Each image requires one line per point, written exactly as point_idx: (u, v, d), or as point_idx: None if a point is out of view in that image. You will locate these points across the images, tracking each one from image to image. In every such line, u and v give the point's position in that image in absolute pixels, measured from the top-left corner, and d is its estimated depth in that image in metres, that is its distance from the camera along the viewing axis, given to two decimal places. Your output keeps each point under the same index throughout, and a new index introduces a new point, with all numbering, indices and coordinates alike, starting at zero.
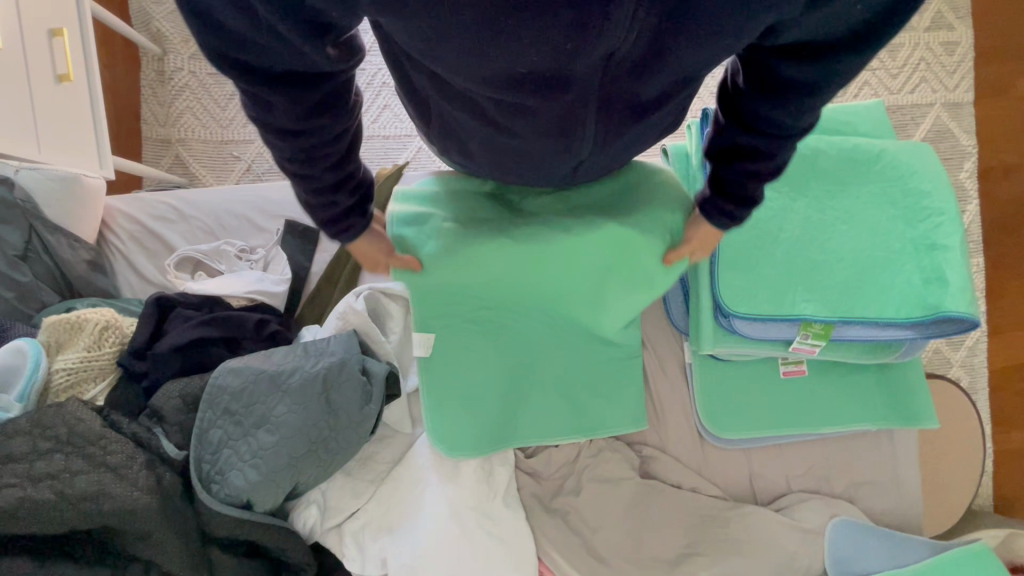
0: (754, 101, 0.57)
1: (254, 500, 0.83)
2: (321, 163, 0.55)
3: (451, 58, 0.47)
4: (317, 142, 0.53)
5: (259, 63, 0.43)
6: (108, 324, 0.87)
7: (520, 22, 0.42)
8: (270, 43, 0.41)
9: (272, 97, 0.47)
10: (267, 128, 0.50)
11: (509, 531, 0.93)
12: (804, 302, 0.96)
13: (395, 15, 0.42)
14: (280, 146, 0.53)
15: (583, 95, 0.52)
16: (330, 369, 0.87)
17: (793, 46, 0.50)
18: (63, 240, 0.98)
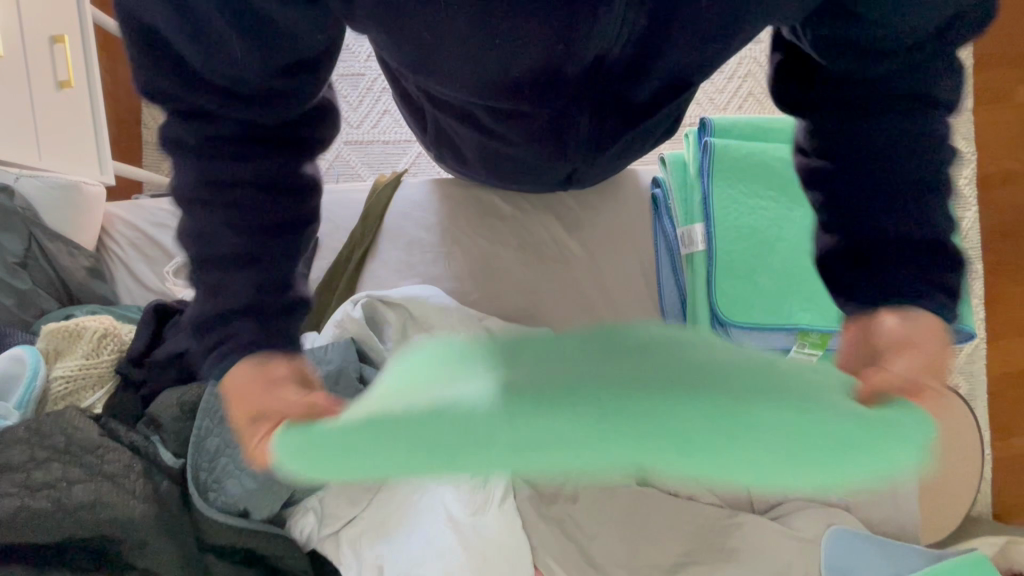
0: (852, 141, 0.51)
1: (250, 508, 0.82)
2: (230, 229, 0.43)
3: (441, 70, 0.49)
4: (233, 196, 0.43)
5: (187, 63, 0.39)
6: (107, 331, 0.88)
7: (512, 27, 0.43)
8: (212, 54, 0.38)
9: (212, 121, 0.41)
10: (189, 189, 0.43)
11: (508, 541, 0.90)
12: (800, 312, 0.96)
13: (378, 28, 0.43)
14: (189, 191, 0.43)
15: (576, 97, 0.54)
16: (328, 377, 0.87)
17: (883, 56, 0.48)
18: (63, 247, 0.97)
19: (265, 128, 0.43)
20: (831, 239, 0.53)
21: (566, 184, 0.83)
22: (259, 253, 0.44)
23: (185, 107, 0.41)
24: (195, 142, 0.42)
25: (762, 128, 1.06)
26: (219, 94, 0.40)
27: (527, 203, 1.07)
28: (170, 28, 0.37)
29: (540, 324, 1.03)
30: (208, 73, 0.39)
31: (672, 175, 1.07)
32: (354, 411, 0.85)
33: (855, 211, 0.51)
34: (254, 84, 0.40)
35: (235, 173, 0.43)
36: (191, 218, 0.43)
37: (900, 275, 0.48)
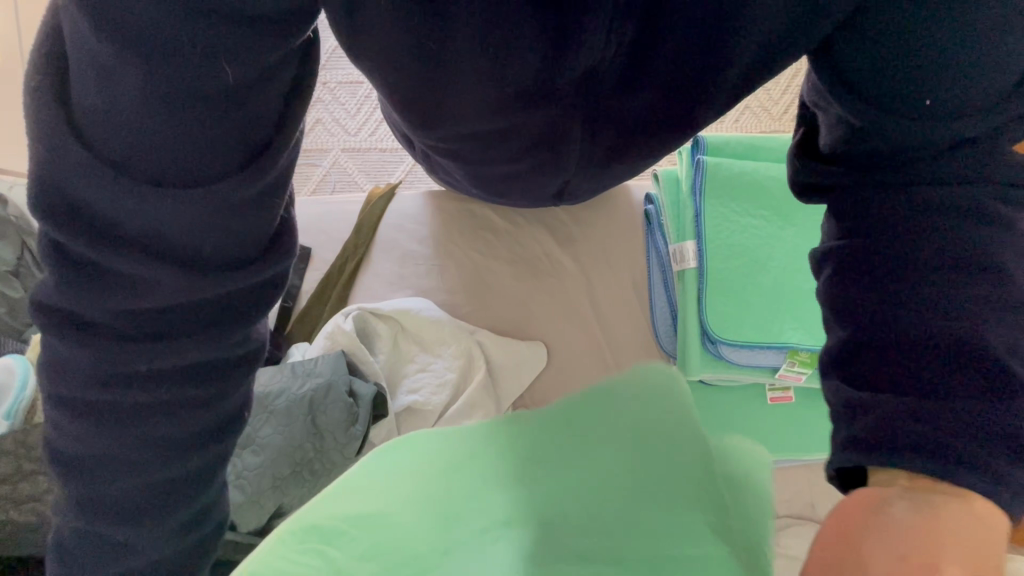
0: (877, 207, 0.39)
1: (238, 521, 0.82)
2: (159, 379, 0.33)
3: (444, 93, 0.49)
4: (168, 335, 0.32)
5: (121, 135, 0.27)
6: None
7: (505, 35, 0.43)
8: (148, 115, 0.27)
9: (115, 239, 0.29)
10: (72, 322, 0.31)
11: None
12: (790, 330, 0.97)
13: (373, 54, 0.43)
14: (97, 349, 0.31)
15: (568, 108, 0.53)
16: (316, 390, 0.89)
17: (907, 145, 0.39)
18: None
19: (215, 249, 0.31)
20: (840, 343, 0.38)
21: (559, 200, 0.82)
22: (185, 452, 0.35)
23: (104, 214, 0.29)
24: (111, 259, 0.29)
25: (756, 146, 1.07)
26: (155, 177, 0.28)
27: (521, 217, 1.07)
28: (109, 86, 0.26)
29: (532, 338, 1.03)
30: (145, 144, 0.28)
31: (666, 192, 1.08)
32: (343, 434, 0.88)
33: (851, 289, 0.39)
34: (213, 158, 0.29)
35: (145, 302, 0.31)
36: (102, 393, 0.32)
37: (913, 390, 0.34)
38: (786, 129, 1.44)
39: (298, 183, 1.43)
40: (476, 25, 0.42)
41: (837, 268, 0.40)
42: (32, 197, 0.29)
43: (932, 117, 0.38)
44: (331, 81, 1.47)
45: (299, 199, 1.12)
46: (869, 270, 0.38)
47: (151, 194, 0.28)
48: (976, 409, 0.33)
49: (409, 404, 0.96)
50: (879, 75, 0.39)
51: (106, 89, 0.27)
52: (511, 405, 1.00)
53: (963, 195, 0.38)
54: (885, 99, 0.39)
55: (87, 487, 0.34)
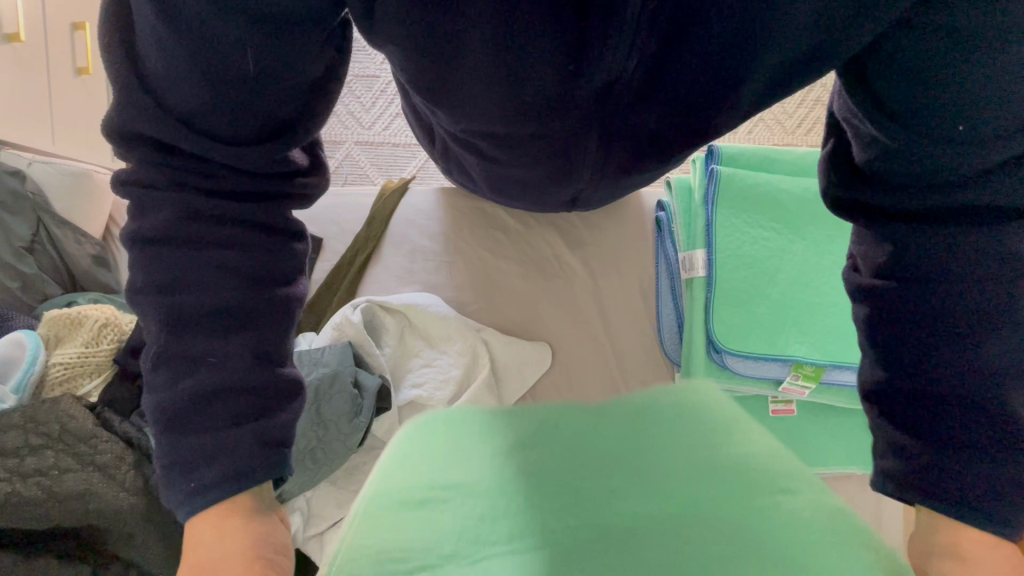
0: (912, 242, 0.40)
1: None
2: (225, 284, 0.37)
3: (456, 90, 0.48)
4: (217, 251, 0.36)
5: (182, 92, 0.32)
6: (108, 321, 0.87)
7: (525, 46, 0.42)
8: (206, 79, 0.32)
9: (184, 170, 0.35)
10: (142, 235, 0.36)
11: None
12: (796, 343, 0.97)
13: (392, 42, 0.42)
14: (162, 264, 0.36)
15: (583, 126, 0.53)
16: (322, 379, 0.89)
17: (936, 179, 0.40)
18: (71, 233, 0.96)
19: (248, 185, 0.37)
20: (874, 378, 0.43)
21: (570, 207, 0.82)
22: (255, 383, 0.37)
23: (165, 149, 0.35)
24: (170, 187, 0.35)
25: (771, 158, 1.07)
26: (209, 131, 0.34)
27: (533, 219, 1.08)
28: (169, 60, 0.31)
29: (537, 338, 1.04)
30: (201, 104, 0.33)
31: (677, 199, 1.07)
32: (350, 421, 0.89)
33: (877, 331, 0.42)
34: (244, 124, 0.34)
35: (216, 218, 0.36)
36: (177, 302, 0.36)
37: (964, 449, 0.38)
38: (798, 144, 1.45)
39: None
40: (494, 22, 0.41)
41: (873, 306, 0.43)
42: (111, 126, 0.35)
43: (960, 152, 0.38)
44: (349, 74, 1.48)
45: None
46: (908, 316, 0.40)
47: (205, 143, 0.34)
48: (1005, 460, 0.37)
49: (412, 399, 0.97)
50: (906, 102, 0.39)
51: (168, 50, 0.31)
52: None
53: (992, 234, 0.38)
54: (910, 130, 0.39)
55: (173, 401, 0.36)
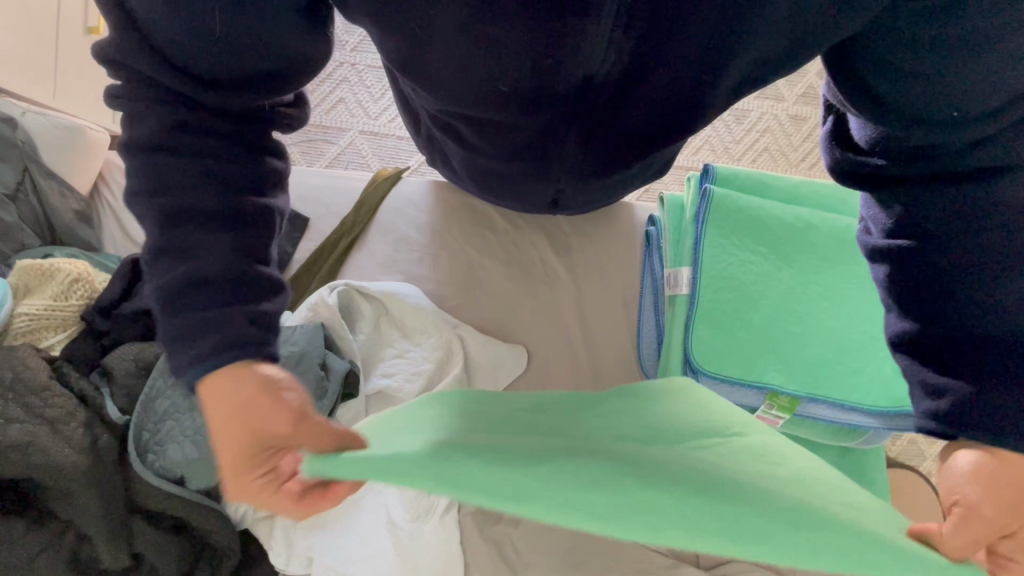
0: (912, 207, 0.47)
1: (188, 476, 0.81)
2: (209, 193, 0.42)
3: (435, 73, 0.48)
4: (200, 157, 0.41)
5: (165, 42, 0.38)
6: (80, 276, 0.86)
7: (501, 35, 0.42)
8: (184, 34, 0.37)
9: (168, 100, 0.40)
10: (132, 143, 0.41)
11: (438, 553, 0.92)
12: (772, 371, 0.94)
13: (364, 13, 0.42)
14: (148, 163, 0.41)
15: (564, 115, 0.53)
16: (288, 357, 0.88)
17: (936, 153, 0.45)
18: (55, 186, 0.96)
19: (225, 112, 0.42)
20: (895, 324, 0.49)
21: (551, 208, 0.82)
22: (241, 272, 0.43)
23: (139, 74, 0.40)
24: (156, 107, 0.40)
25: (765, 183, 1.06)
26: (190, 76, 0.40)
27: (523, 221, 1.07)
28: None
29: (514, 341, 1.03)
30: (181, 55, 0.38)
31: (669, 216, 1.05)
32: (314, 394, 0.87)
33: (895, 286, 0.49)
34: (220, 74, 0.40)
35: (195, 130, 0.41)
36: (170, 202, 0.41)
37: (975, 378, 0.44)
38: None
39: (311, 158, 1.44)
40: (464, 12, 0.41)
41: (890, 264, 0.49)
42: (105, 58, 0.40)
43: (950, 133, 0.44)
44: (361, 63, 1.48)
45: (303, 167, 1.11)
46: (917, 268, 0.47)
47: (168, 72, 0.39)
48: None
49: (381, 388, 0.95)
50: (885, 92, 0.45)
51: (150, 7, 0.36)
52: None
53: (985, 186, 0.44)
54: (894, 116, 0.46)
55: (169, 289, 0.42)
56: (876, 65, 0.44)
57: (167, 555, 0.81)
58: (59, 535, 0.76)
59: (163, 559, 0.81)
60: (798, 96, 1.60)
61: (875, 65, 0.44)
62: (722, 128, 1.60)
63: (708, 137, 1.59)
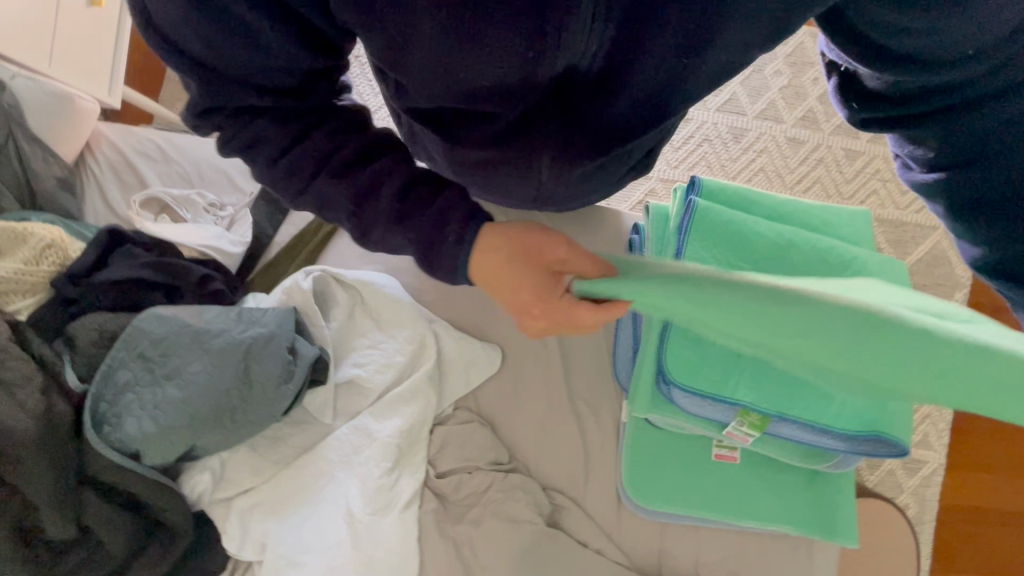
0: (952, 135, 0.46)
1: (143, 451, 0.80)
2: (345, 148, 0.49)
3: (412, 73, 0.47)
4: (321, 132, 0.48)
5: (236, 66, 0.42)
6: (54, 243, 0.85)
7: (483, 27, 0.42)
8: (244, 52, 0.41)
9: (270, 110, 0.46)
10: (269, 166, 0.48)
11: (394, 549, 0.91)
12: (743, 389, 0.92)
13: (352, 19, 0.41)
14: (296, 160, 0.48)
15: (548, 99, 0.54)
16: (256, 339, 0.85)
17: (956, 80, 0.44)
18: (39, 151, 0.96)
19: (307, 98, 0.47)
20: (976, 252, 0.47)
21: (535, 205, 0.82)
22: (410, 178, 0.51)
23: (232, 109, 0.45)
24: (266, 124, 0.46)
25: (749, 200, 1.06)
26: (264, 85, 0.44)
27: (508, 221, 1.06)
28: (199, 32, 0.40)
29: (489, 341, 1.05)
30: (251, 72, 0.43)
31: (653, 225, 1.04)
32: (279, 376, 0.84)
33: (961, 214, 0.47)
34: (287, 75, 0.44)
35: (296, 122, 0.47)
36: (333, 176, 0.49)
37: None
38: None
39: None
40: (441, 9, 0.41)
41: (947, 197, 0.48)
42: (197, 116, 0.46)
43: (969, 62, 0.43)
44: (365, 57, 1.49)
45: None
46: (979, 193, 0.46)
47: (250, 91, 0.44)
48: None
49: (351, 377, 0.99)
50: (891, 41, 0.44)
51: (210, 38, 0.40)
52: (453, 403, 1.03)
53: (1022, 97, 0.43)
54: (913, 61, 0.44)
55: (395, 220, 0.50)
56: (872, 24, 0.43)
57: (114, 530, 0.80)
58: (4, 501, 0.76)
59: (110, 534, 0.80)
60: (796, 120, 1.60)
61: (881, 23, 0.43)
62: (719, 146, 1.60)
63: (705, 154, 1.59)
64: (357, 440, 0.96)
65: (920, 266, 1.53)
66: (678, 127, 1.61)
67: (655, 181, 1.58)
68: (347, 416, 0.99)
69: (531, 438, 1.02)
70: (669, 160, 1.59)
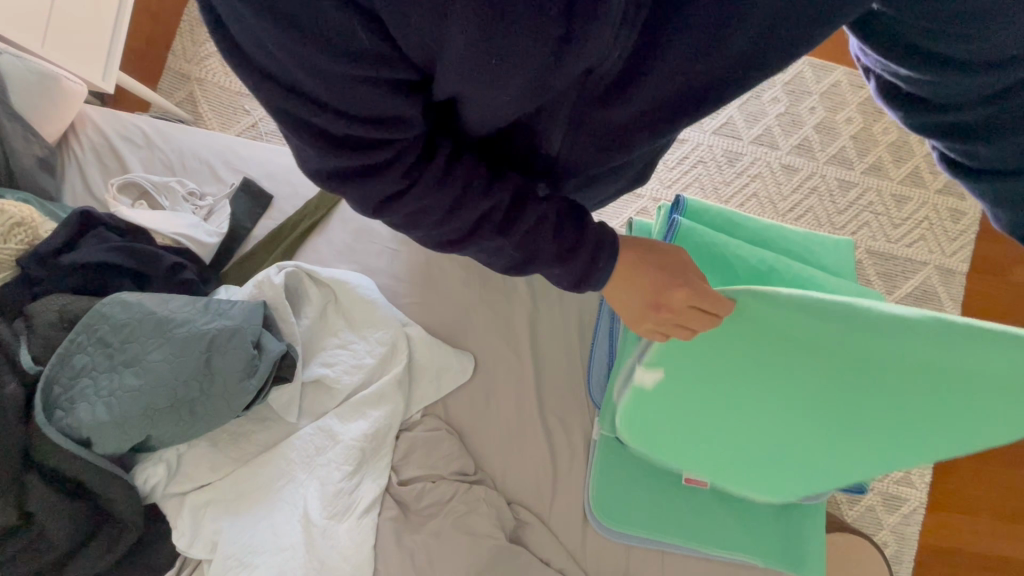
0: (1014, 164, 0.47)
1: (96, 439, 0.79)
2: (502, 189, 0.45)
3: (429, 86, 0.37)
4: (475, 178, 0.43)
5: (343, 98, 0.33)
6: (23, 221, 0.85)
7: (513, 37, 0.33)
8: (347, 73, 0.32)
9: (414, 162, 0.39)
10: (439, 229, 0.44)
11: (349, 556, 0.88)
12: None
13: (379, 26, 0.31)
14: (463, 215, 0.43)
15: (553, 107, 0.46)
16: (220, 330, 0.83)
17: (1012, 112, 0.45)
18: (20, 130, 0.95)
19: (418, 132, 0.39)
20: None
21: None
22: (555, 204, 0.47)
23: (371, 165, 0.38)
24: (400, 179, 0.39)
25: (734, 223, 1.06)
26: (376, 119, 0.35)
27: None
28: (305, 61, 0.31)
29: (464, 348, 1.04)
30: (357, 103, 0.33)
31: None
32: (240, 368, 0.82)
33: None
34: (399, 100, 0.35)
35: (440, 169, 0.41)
36: (495, 223, 0.45)
37: None
38: None
39: None
40: (474, 18, 0.31)
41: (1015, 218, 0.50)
42: (323, 174, 0.38)
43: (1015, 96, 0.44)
44: None
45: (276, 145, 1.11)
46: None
47: (367, 127, 0.35)
48: None
49: (318, 376, 0.97)
50: (952, 52, 0.43)
51: (299, 63, 0.31)
52: (422, 410, 1.01)
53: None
54: (961, 69, 0.44)
55: (558, 254, 0.48)
56: (945, 42, 0.43)
57: (57, 518, 0.78)
58: None
59: (53, 521, 0.78)
60: (792, 147, 1.60)
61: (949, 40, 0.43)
62: (713, 169, 1.59)
63: (699, 176, 1.59)
64: (320, 441, 0.94)
65: (909, 300, 1.51)
66: (673, 147, 1.61)
67: (646, 200, 1.57)
68: (312, 416, 0.97)
69: (498, 451, 1.00)
70: (662, 179, 1.59)
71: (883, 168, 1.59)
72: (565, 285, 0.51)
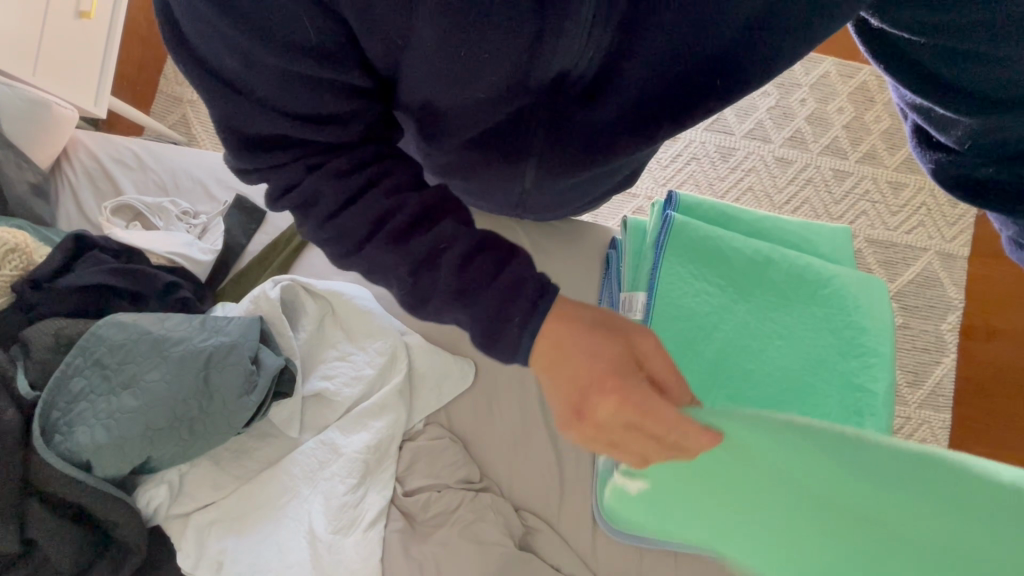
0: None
1: (95, 463, 0.78)
2: (409, 196, 0.43)
3: (407, 77, 0.41)
4: (384, 181, 0.43)
5: (279, 93, 0.37)
6: (17, 246, 0.85)
7: (477, 29, 0.37)
8: (284, 70, 0.36)
9: (325, 157, 0.41)
10: (325, 225, 0.42)
11: (356, 569, 0.87)
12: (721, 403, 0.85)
13: (352, 16, 0.35)
14: (354, 213, 0.42)
15: (532, 109, 0.49)
16: (218, 347, 0.83)
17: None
18: (13, 157, 0.96)
19: (362, 131, 0.43)
20: None
21: (519, 210, 0.78)
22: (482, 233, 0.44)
23: (287, 149, 0.40)
24: (307, 172, 0.41)
25: (729, 216, 1.05)
26: (308, 117, 0.39)
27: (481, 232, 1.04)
28: (241, 49, 0.34)
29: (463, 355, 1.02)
30: (288, 99, 0.37)
31: (631, 240, 1.01)
32: (238, 384, 0.82)
33: None
34: (331, 102, 0.39)
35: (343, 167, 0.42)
36: (394, 230, 0.42)
37: None
38: None
39: None
40: (442, 13, 0.36)
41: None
42: (239, 159, 0.41)
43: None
44: None
45: None
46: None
47: (290, 122, 0.38)
48: None
49: (318, 391, 0.96)
50: (949, 74, 0.44)
51: (237, 56, 0.35)
52: (424, 419, 1.00)
53: None
54: (962, 93, 0.44)
55: (459, 283, 0.42)
56: (935, 53, 0.43)
57: (60, 544, 0.77)
58: None
59: (54, 547, 0.77)
60: (785, 140, 1.60)
61: (953, 54, 0.43)
62: (707, 164, 1.59)
63: (693, 172, 1.59)
64: (323, 455, 0.93)
65: (911, 288, 1.50)
66: (666, 146, 1.61)
67: (642, 199, 1.57)
68: (314, 430, 0.96)
69: (502, 458, 0.99)
70: (657, 178, 1.59)
71: (877, 157, 1.58)
72: (473, 330, 0.43)
